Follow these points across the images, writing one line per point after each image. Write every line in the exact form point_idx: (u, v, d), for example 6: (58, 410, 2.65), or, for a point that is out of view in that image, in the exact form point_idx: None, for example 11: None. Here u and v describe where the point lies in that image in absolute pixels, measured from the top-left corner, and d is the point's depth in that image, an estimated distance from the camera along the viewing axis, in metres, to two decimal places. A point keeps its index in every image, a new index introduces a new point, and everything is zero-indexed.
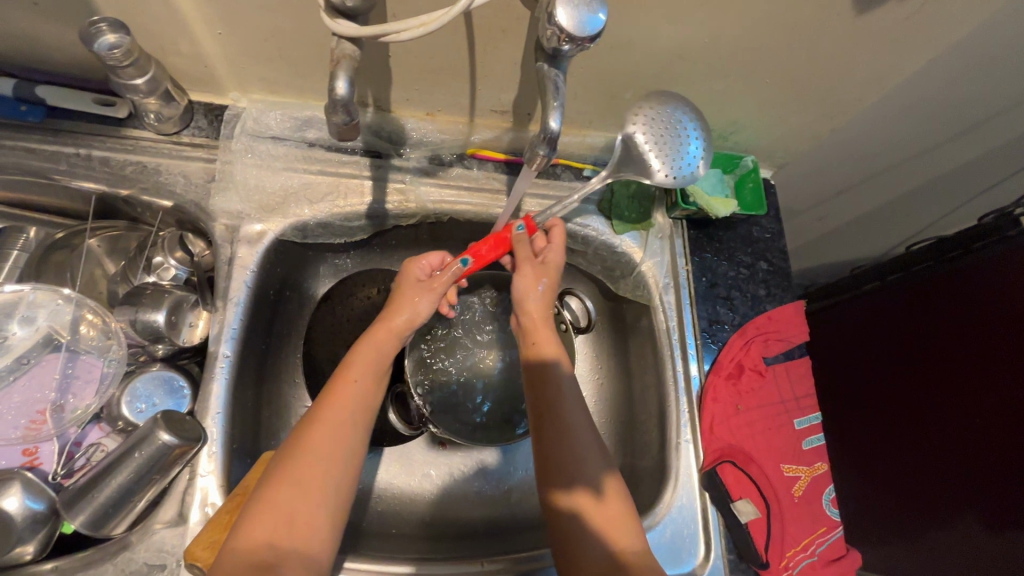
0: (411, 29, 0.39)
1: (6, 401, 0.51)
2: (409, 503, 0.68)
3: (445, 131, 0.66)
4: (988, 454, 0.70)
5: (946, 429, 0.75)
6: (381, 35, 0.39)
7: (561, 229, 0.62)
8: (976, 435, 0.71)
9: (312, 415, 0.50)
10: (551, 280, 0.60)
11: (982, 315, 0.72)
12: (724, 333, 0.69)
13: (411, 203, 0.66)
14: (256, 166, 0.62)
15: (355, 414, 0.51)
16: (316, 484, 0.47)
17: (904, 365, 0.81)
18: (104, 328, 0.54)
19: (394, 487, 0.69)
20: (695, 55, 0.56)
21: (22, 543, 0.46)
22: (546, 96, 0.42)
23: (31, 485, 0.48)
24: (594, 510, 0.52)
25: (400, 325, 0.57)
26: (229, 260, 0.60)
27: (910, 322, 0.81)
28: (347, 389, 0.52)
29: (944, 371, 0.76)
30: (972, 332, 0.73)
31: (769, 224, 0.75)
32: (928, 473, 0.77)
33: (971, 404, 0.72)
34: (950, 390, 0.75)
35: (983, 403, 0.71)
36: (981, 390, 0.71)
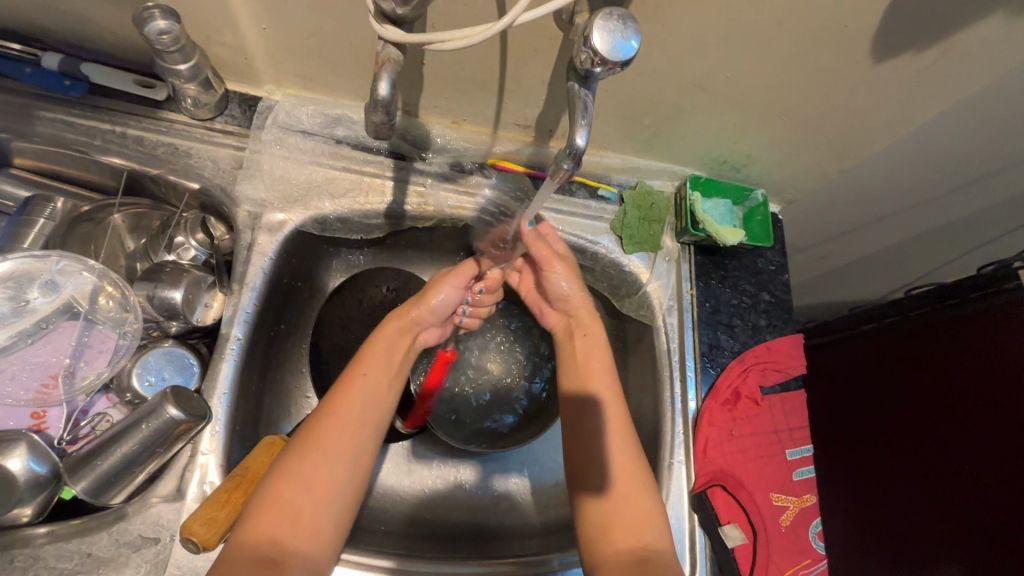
0: (454, 39, 0.41)
1: (20, 363, 0.52)
2: (399, 501, 0.69)
3: (468, 140, 0.68)
4: (984, 511, 0.69)
5: (942, 476, 0.74)
6: (426, 42, 0.40)
7: (549, 224, 0.69)
8: (972, 492, 0.71)
9: (321, 415, 0.52)
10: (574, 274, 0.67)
11: (990, 368, 0.71)
12: (723, 358, 0.71)
13: (429, 206, 0.69)
14: (283, 157, 0.64)
15: (353, 433, 0.52)
16: (315, 487, 0.48)
17: (910, 412, 0.80)
18: (121, 300, 0.55)
19: (386, 483, 0.69)
20: (716, 89, 0.59)
21: (20, 505, 0.46)
22: (574, 113, 0.43)
23: (37, 448, 0.48)
24: (600, 544, 0.53)
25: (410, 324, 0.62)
26: (248, 246, 0.61)
27: (920, 366, 0.80)
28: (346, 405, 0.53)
29: (952, 419, 0.75)
30: (975, 386, 0.73)
31: (775, 256, 0.77)
32: (926, 536, 0.75)
33: (971, 453, 0.72)
34: (954, 450, 0.74)
35: (990, 456, 0.70)
36: (988, 455, 0.70)
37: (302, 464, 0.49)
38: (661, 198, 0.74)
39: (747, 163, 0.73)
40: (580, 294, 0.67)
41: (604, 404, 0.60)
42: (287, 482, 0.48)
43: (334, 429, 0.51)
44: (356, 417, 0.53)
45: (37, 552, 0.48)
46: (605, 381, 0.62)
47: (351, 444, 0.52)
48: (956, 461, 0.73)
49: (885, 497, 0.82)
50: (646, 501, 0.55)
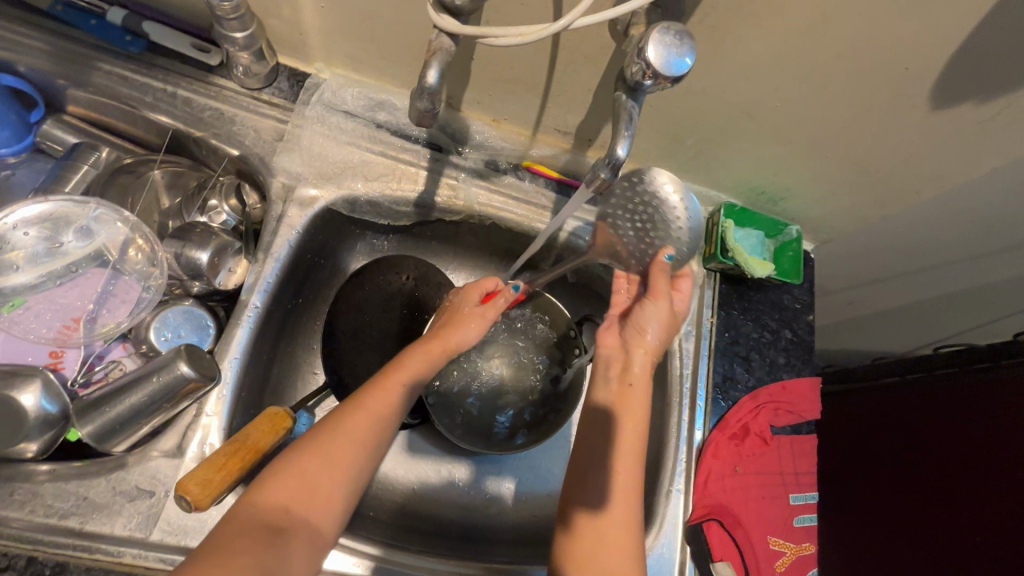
0: (510, 36, 0.40)
1: (45, 303, 0.53)
2: (390, 490, 0.69)
3: (507, 140, 0.68)
4: None
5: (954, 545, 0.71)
6: (480, 36, 0.40)
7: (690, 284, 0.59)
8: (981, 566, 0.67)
9: (360, 394, 0.52)
10: (669, 326, 0.57)
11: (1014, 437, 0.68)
12: (736, 391, 0.69)
13: (459, 200, 0.68)
14: (323, 135, 0.64)
15: (388, 420, 0.52)
16: (339, 467, 0.48)
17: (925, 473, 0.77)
18: (150, 254, 0.56)
19: (379, 470, 0.69)
20: (765, 116, 0.58)
21: (27, 441, 0.47)
22: (618, 123, 0.42)
23: (51, 387, 0.49)
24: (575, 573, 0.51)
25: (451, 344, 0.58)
26: (278, 217, 0.62)
27: (940, 425, 0.77)
28: (389, 391, 0.52)
29: (971, 487, 0.71)
30: (993, 452, 0.70)
31: (801, 294, 0.75)
32: None
33: (985, 523, 0.68)
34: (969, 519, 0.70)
35: (1005, 529, 0.66)
36: (1001, 525, 0.67)
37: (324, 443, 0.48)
38: None
39: (784, 196, 0.71)
40: (659, 349, 0.57)
41: (623, 434, 0.54)
42: (312, 455, 0.47)
43: (359, 414, 0.50)
44: (392, 405, 0.52)
45: (36, 487, 0.47)
46: (639, 408, 0.55)
47: (382, 429, 0.51)
48: (966, 530, 0.70)
49: (882, 568, 0.78)
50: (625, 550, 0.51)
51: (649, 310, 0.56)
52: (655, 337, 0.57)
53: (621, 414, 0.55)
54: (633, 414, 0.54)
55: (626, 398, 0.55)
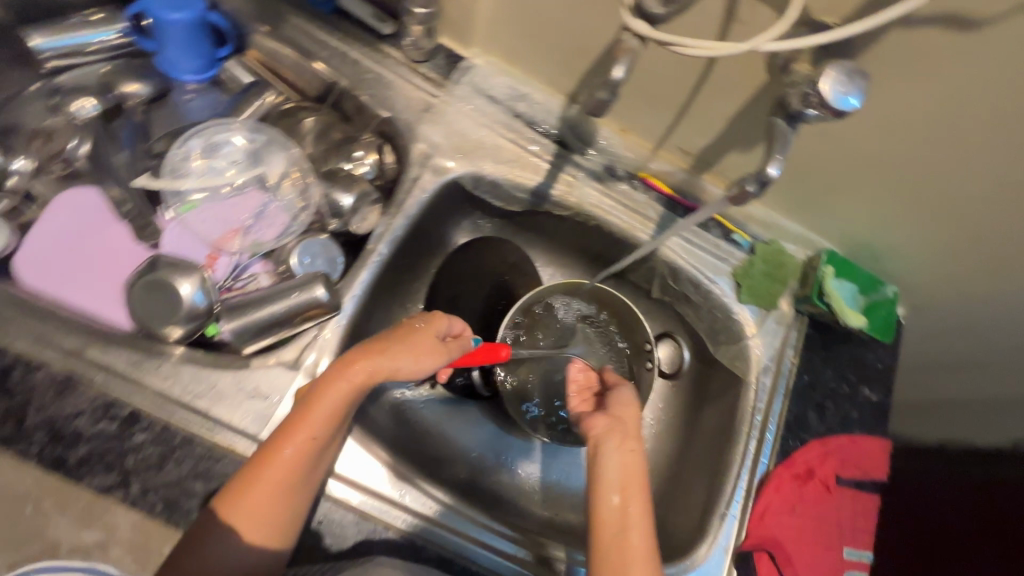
0: (698, 47, 0.44)
1: (207, 211, 0.60)
2: (448, 447, 0.74)
3: (629, 149, 0.72)
4: None
5: None
6: (670, 43, 0.44)
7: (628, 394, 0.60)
8: None
9: (274, 441, 0.48)
10: (635, 442, 0.55)
11: None
12: (805, 434, 0.70)
13: (572, 197, 0.72)
14: (466, 113, 0.70)
15: (312, 453, 0.49)
16: (267, 513, 0.47)
17: None
18: (301, 188, 0.63)
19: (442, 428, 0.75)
20: (896, 171, 0.59)
21: (175, 324, 0.53)
22: (772, 146, 0.46)
23: (205, 283, 0.55)
24: None
25: (377, 371, 0.50)
26: (413, 179, 0.67)
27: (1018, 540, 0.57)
28: (302, 430, 0.48)
29: None
30: None
31: (887, 356, 0.75)
32: None
33: None
34: None
35: None
36: None
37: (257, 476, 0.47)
38: (791, 261, 0.74)
39: (890, 255, 0.72)
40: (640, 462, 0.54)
41: (610, 506, 0.51)
42: (235, 506, 0.47)
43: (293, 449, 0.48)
44: (312, 444, 0.49)
45: (178, 367, 0.53)
46: (641, 500, 0.51)
47: (317, 462, 0.49)
48: None
49: None
50: None
51: (615, 452, 0.54)
52: (621, 458, 0.54)
53: (597, 507, 0.51)
54: (636, 505, 0.51)
55: (609, 514, 0.51)
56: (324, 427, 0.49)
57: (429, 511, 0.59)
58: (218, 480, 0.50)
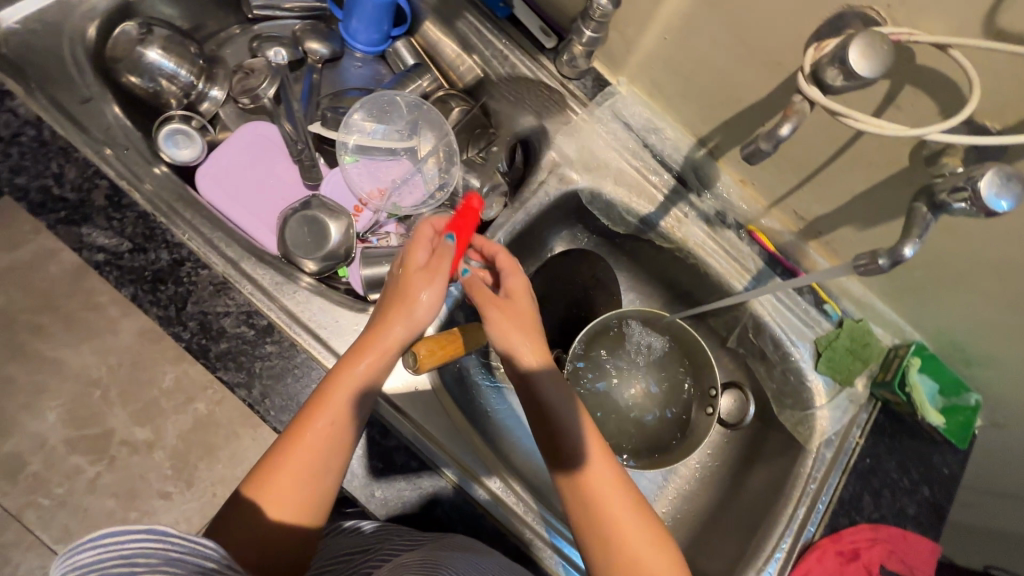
0: (866, 123, 0.47)
1: (361, 167, 0.66)
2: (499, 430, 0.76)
3: (744, 201, 0.75)
4: None
5: None
6: (839, 113, 0.47)
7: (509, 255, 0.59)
8: None
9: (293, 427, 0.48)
10: (523, 318, 0.55)
11: None
12: (856, 516, 0.70)
13: (678, 232, 0.76)
14: (600, 134, 0.74)
15: (336, 425, 0.49)
16: (300, 488, 0.46)
17: None
18: (444, 166, 0.67)
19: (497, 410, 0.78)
20: (1014, 284, 0.60)
21: (316, 257, 0.60)
22: (910, 228, 0.49)
23: (348, 229, 0.61)
24: None
25: (391, 339, 0.52)
26: (539, 183, 0.73)
27: None
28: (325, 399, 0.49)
29: None
30: None
31: (954, 463, 0.74)
32: None
33: None
34: None
35: None
36: None
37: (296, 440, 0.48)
38: (876, 343, 0.75)
39: (982, 364, 0.71)
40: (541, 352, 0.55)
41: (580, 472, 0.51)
42: (262, 493, 0.46)
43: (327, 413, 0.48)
44: (341, 413, 0.49)
45: (310, 296, 0.59)
46: (600, 456, 0.52)
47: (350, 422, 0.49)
48: None
49: None
50: None
51: (494, 312, 0.55)
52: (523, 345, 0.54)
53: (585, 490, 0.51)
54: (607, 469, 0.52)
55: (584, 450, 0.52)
56: (345, 398, 0.49)
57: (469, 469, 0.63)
58: None
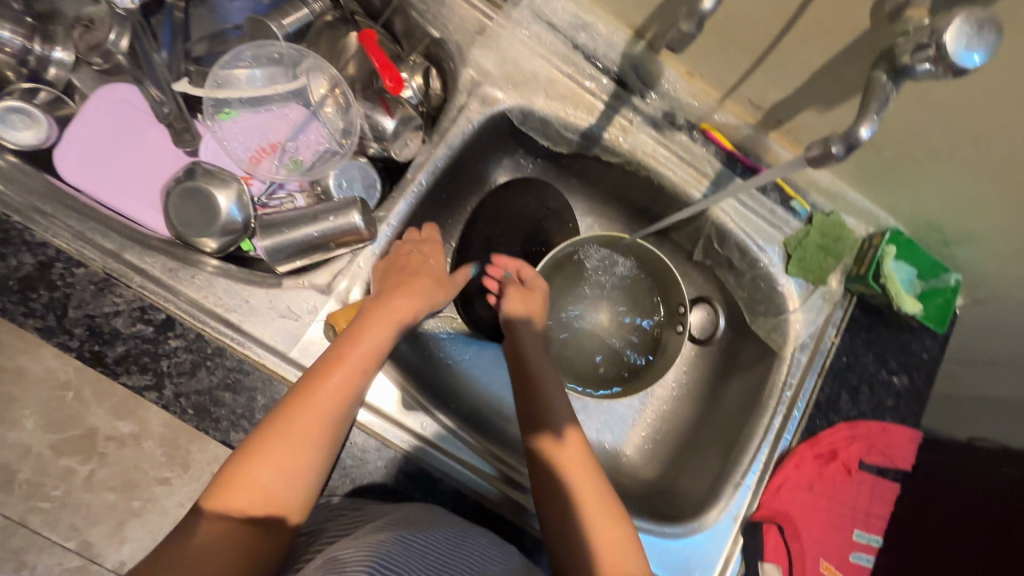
0: None
1: (243, 123, 0.57)
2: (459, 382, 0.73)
3: (694, 97, 0.66)
4: None
5: None
6: None
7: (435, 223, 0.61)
8: None
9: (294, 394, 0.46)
10: (510, 298, 0.65)
11: None
12: (833, 416, 0.68)
13: (625, 142, 0.68)
14: (522, 42, 0.65)
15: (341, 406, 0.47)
16: (289, 469, 0.44)
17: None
18: (342, 110, 0.59)
19: (457, 359, 0.74)
20: (991, 150, 0.53)
21: (211, 236, 0.53)
22: (867, 105, 0.41)
23: (241, 197, 0.54)
24: (572, 555, 0.53)
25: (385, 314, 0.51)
26: (459, 108, 0.64)
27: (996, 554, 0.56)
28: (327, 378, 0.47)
29: None
30: None
31: (933, 347, 0.71)
32: None
33: None
34: None
35: None
36: None
37: (279, 430, 0.45)
38: (850, 236, 0.70)
39: (961, 241, 0.66)
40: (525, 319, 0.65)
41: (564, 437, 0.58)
42: (252, 465, 0.43)
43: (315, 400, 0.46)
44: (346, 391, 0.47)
45: (210, 279, 0.53)
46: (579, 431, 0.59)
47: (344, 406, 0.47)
48: None
49: None
50: (619, 561, 0.52)
51: (507, 301, 0.65)
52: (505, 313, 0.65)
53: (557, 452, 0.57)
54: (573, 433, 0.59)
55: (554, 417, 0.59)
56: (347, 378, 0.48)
57: (431, 434, 0.59)
58: (247, 393, 0.51)
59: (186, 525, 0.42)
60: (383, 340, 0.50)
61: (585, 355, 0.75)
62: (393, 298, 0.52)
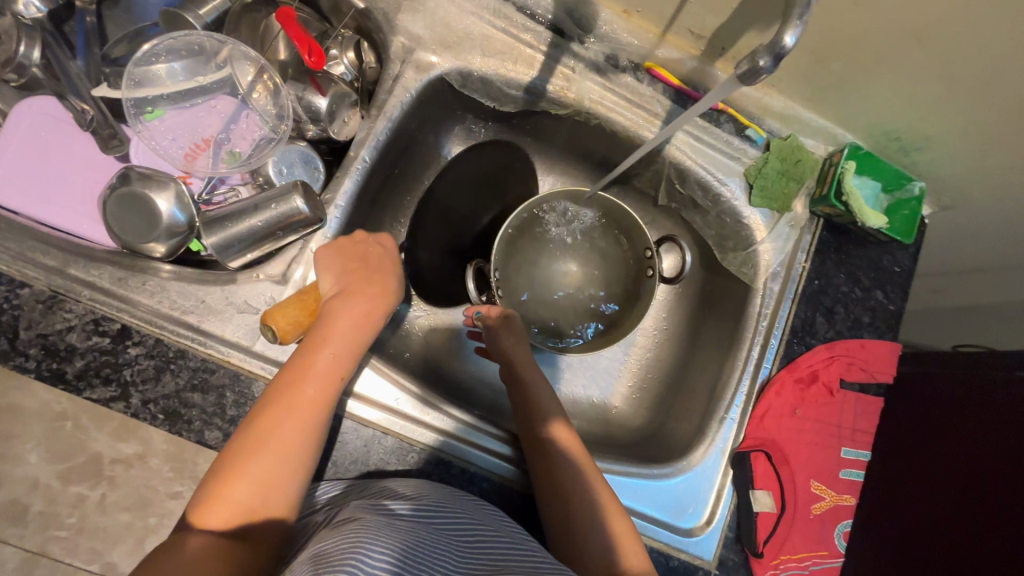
0: None
1: (174, 121, 0.56)
2: (437, 358, 0.74)
3: (634, 36, 0.64)
4: None
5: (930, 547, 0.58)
6: None
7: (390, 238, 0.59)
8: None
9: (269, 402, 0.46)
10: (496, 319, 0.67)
11: None
12: (811, 340, 0.68)
13: (570, 93, 0.65)
14: (450, 1, 0.63)
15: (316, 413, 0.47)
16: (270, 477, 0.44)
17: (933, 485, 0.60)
18: (273, 95, 0.58)
19: (435, 338, 0.74)
20: (933, 44, 0.52)
21: (156, 242, 0.52)
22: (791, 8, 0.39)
23: (182, 198, 0.53)
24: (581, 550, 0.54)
25: (351, 318, 0.52)
26: (395, 77, 0.62)
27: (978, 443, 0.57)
28: (303, 384, 0.47)
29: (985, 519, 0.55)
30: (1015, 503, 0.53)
31: (905, 258, 0.71)
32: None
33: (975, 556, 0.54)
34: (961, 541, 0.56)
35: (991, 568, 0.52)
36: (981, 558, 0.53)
37: (258, 439, 0.45)
38: (809, 158, 0.69)
39: (919, 147, 0.65)
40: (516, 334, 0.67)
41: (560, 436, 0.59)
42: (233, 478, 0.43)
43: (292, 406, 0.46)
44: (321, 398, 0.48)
45: (163, 283, 0.52)
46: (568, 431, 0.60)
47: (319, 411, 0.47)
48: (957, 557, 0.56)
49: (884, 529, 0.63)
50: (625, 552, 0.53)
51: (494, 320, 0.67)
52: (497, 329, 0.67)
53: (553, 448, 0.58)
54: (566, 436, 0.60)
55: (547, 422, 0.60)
56: (322, 384, 0.48)
57: (454, 428, 0.59)
58: (215, 392, 0.50)
59: (169, 542, 0.41)
60: (349, 346, 0.51)
61: (559, 313, 0.76)
62: (355, 304, 0.53)
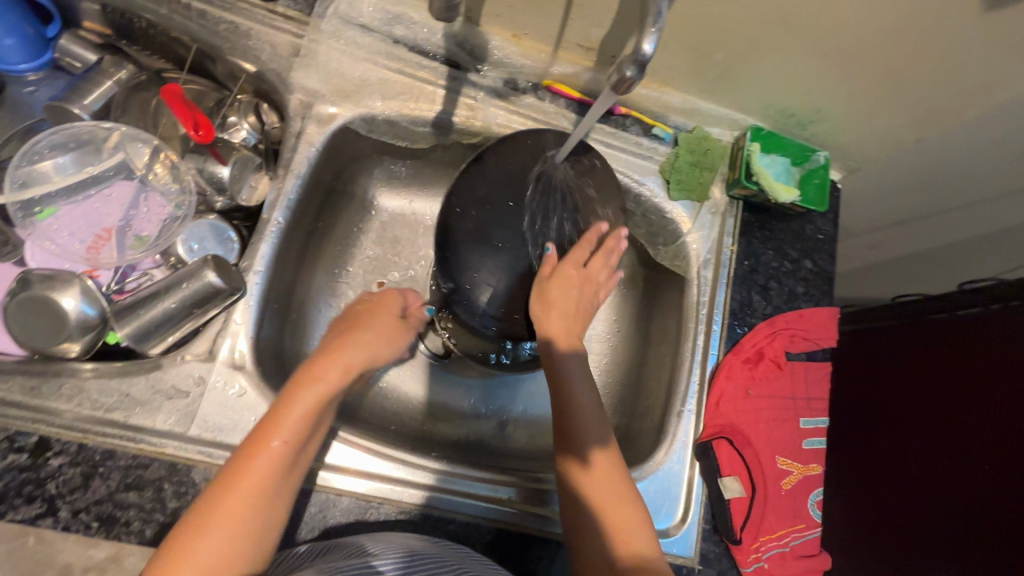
0: None
1: (74, 216, 0.56)
2: (398, 405, 0.73)
3: (527, 57, 0.66)
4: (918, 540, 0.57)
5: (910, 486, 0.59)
6: None
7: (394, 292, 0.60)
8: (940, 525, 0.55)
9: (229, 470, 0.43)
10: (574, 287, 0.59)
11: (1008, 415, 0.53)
12: (752, 318, 0.70)
13: (477, 120, 0.66)
14: (340, 51, 0.63)
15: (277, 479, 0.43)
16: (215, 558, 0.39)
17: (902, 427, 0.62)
18: (174, 172, 0.58)
19: (397, 386, 0.73)
20: (798, 25, 0.55)
21: (70, 341, 0.50)
22: (646, 17, 0.41)
23: (89, 292, 0.51)
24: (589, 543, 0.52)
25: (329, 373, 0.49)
26: (298, 134, 0.61)
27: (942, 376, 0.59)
28: (266, 446, 0.44)
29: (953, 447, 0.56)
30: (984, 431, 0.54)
31: (825, 225, 0.74)
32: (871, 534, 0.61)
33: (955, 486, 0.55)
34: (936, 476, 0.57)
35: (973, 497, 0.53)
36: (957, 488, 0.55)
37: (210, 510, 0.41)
38: (717, 145, 0.71)
39: (815, 120, 0.68)
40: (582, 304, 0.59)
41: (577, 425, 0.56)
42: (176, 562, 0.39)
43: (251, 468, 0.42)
44: (283, 459, 0.43)
45: (82, 383, 0.50)
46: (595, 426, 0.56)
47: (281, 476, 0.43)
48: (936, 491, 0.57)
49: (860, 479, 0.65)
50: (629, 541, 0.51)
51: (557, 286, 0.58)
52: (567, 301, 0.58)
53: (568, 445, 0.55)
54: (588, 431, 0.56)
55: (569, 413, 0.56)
56: (288, 442, 0.44)
57: (436, 480, 0.58)
58: (153, 487, 0.48)
59: None
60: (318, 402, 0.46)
61: None
62: (331, 362, 0.50)
